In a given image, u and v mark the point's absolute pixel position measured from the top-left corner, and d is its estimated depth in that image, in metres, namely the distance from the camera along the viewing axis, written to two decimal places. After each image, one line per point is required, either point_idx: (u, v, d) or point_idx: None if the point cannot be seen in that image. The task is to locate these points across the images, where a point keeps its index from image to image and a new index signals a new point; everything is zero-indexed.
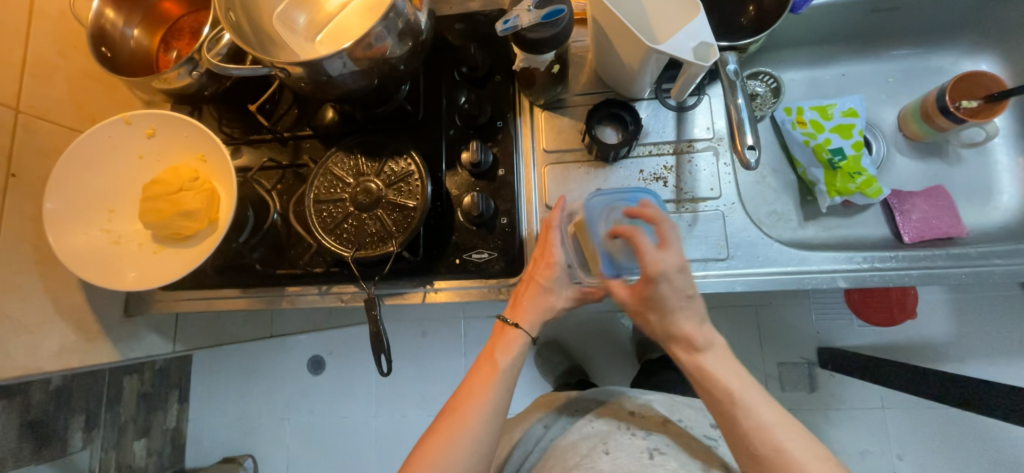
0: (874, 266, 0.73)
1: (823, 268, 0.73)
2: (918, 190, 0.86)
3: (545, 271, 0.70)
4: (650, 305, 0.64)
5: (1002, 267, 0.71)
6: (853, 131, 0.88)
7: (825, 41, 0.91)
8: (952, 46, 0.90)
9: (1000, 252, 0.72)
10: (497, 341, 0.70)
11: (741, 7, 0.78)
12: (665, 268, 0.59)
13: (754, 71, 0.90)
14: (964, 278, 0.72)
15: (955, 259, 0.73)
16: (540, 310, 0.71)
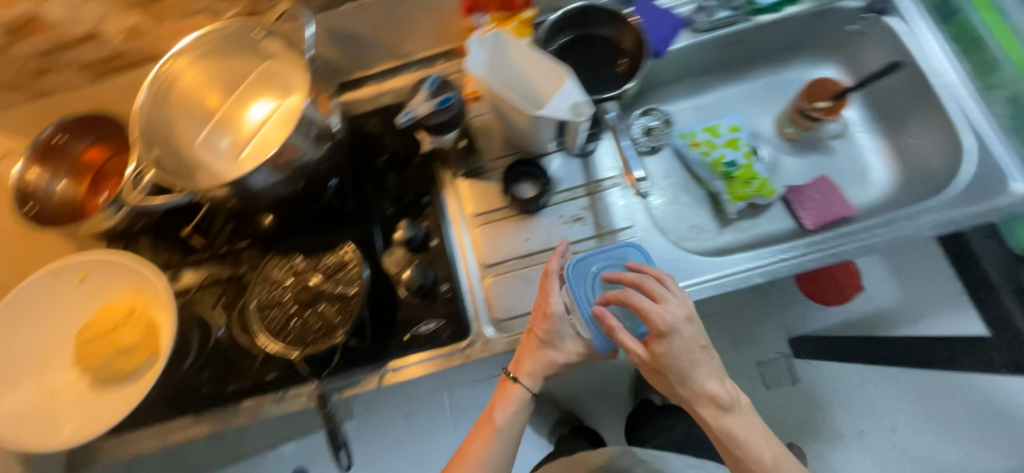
0: (781, 257, 0.80)
1: (737, 268, 0.80)
2: (807, 183, 0.97)
3: (542, 325, 0.74)
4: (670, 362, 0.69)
5: (882, 237, 0.79)
6: (740, 143, 1.00)
7: (698, 74, 1.04)
8: (798, 60, 1.03)
9: (877, 223, 0.81)
10: (498, 398, 0.78)
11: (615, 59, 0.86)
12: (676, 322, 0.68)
13: (645, 109, 1.04)
14: (855, 252, 0.80)
15: (840, 238, 0.81)
16: (543, 365, 0.75)
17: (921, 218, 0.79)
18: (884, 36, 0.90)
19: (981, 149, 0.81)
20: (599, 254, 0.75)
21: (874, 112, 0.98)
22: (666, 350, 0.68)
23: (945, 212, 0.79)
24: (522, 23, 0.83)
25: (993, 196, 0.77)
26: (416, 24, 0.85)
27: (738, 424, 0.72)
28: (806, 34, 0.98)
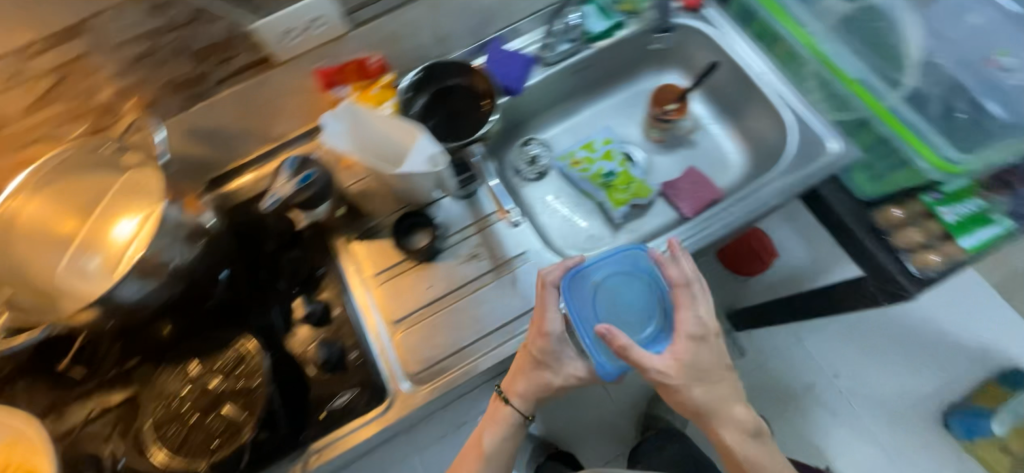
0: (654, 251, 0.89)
1: None
2: (679, 176, 1.07)
3: (540, 342, 0.75)
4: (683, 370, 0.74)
5: (736, 215, 0.88)
6: (614, 154, 1.10)
7: (564, 100, 1.13)
8: (647, 72, 1.15)
9: (732, 202, 0.89)
10: (488, 421, 0.82)
11: (477, 103, 0.91)
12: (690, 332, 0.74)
13: (524, 140, 1.12)
14: (718, 233, 0.88)
15: (705, 221, 0.90)
16: (535, 385, 0.78)
17: (761, 189, 0.90)
18: (706, 41, 1.02)
19: (800, 123, 0.94)
20: (607, 266, 0.76)
21: (718, 105, 1.10)
22: (677, 359, 0.73)
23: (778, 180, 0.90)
24: (382, 88, 0.89)
25: (818, 161, 0.89)
26: (281, 107, 0.87)
27: (742, 429, 0.78)
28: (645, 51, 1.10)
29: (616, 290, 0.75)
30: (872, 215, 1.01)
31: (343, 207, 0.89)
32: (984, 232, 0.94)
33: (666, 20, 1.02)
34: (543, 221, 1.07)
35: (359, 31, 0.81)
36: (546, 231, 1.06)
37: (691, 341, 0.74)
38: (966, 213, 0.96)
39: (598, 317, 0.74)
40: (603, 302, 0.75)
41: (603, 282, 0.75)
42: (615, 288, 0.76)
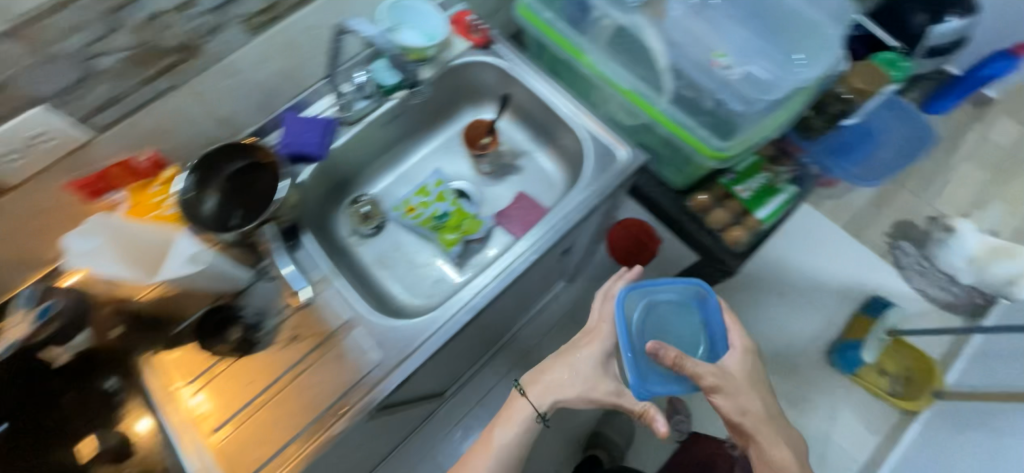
0: (475, 288, 0.88)
1: (446, 312, 0.86)
2: (510, 203, 1.10)
3: (585, 343, 0.90)
4: (729, 384, 0.83)
5: (545, 237, 0.91)
6: (445, 194, 1.11)
7: (387, 152, 1.14)
8: (465, 110, 1.18)
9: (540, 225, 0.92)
10: (505, 419, 0.89)
11: (270, 177, 0.88)
12: (740, 352, 0.86)
13: (352, 199, 1.10)
14: (532, 256, 0.90)
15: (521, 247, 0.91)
16: (562, 387, 0.87)
17: (567, 204, 0.93)
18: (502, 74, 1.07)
19: (593, 136, 0.99)
20: (664, 293, 0.93)
21: (533, 130, 1.14)
22: (727, 375, 0.83)
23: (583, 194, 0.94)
24: (163, 185, 0.85)
25: (611, 173, 0.94)
26: (40, 228, 0.79)
27: (778, 439, 0.84)
28: (455, 93, 1.13)
29: (666, 315, 0.93)
30: (687, 202, 1.09)
31: (121, 322, 0.82)
32: (773, 202, 1.05)
33: (459, 61, 1.06)
34: (386, 276, 1.05)
35: (107, 135, 0.76)
36: (389, 286, 1.04)
37: (743, 359, 0.85)
38: (758, 187, 1.06)
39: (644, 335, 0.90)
40: (650, 326, 0.92)
41: (657, 309, 0.93)
42: (669, 314, 0.93)
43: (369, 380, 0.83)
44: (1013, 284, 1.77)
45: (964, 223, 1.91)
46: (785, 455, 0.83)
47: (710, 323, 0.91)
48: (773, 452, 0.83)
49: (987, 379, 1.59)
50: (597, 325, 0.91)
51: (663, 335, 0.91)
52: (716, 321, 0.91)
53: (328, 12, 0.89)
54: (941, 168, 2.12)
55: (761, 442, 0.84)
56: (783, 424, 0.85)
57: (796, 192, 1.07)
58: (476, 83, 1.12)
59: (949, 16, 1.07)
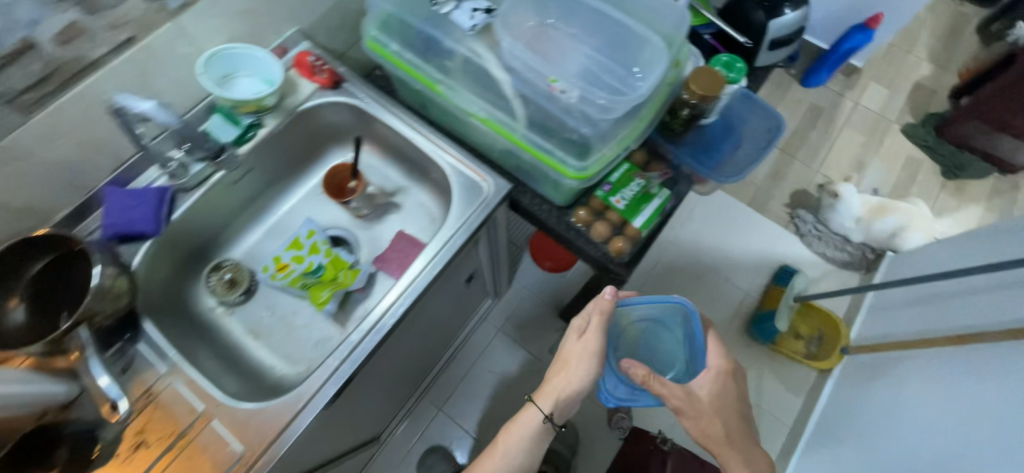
0: (343, 352, 0.83)
1: (312, 383, 0.81)
2: (389, 244, 1.04)
3: (569, 355, 1.00)
4: (697, 410, 0.93)
5: (414, 283, 0.89)
6: (319, 245, 1.03)
7: (248, 208, 1.05)
8: (332, 151, 1.12)
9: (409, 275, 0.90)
10: (516, 420, 1.01)
11: (83, 267, 0.78)
12: (712, 382, 0.94)
13: (213, 264, 0.99)
14: (402, 307, 0.87)
15: (391, 299, 0.88)
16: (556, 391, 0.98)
17: (431, 249, 0.92)
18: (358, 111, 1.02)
19: (455, 169, 0.97)
20: (653, 309, 1.03)
21: (406, 165, 1.09)
22: (698, 401, 0.93)
23: (444, 236, 0.93)
24: None
25: (477, 209, 0.93)
26: None
27: (738, 455, 0.95)
28: (315, 136, 1.06)
29: (649, 332, 1.04)
30: (569, 218, 1.08)
31: None
32: (649, 207, 1.05)
33: (307, 105, 0.99)
34: (260, 348, 0.97)
35: None
36: (264, 355, 0.97)
37: (716, 387, 0.94)
38: (633, 195, 1.06)
39: (621, 350, 1.04)
40: (638, 338, 1.04)
41: (646, 322, 1.04)
42: (658, 331, 1.04)
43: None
44: (896, 236, 1.93)
45: (845, 187, 1.96)
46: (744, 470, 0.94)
47: (692, 339, 0.99)
48: (733, 463, 0.94)
49: (881, 329, 1.71)
50: (585, 342, 0.98)
51: (646, 350, 1.03)
52: (697, 339, 0.98)
53: (131, 73, 0.79)
54: (824, 136, 2.28)
55: (724, 456, 0.95)
56: (743, 442, 0.95)
57: (671, 192, 1.07)
58: (336, 124, 1.06)
59: (787, 7, 1.17)
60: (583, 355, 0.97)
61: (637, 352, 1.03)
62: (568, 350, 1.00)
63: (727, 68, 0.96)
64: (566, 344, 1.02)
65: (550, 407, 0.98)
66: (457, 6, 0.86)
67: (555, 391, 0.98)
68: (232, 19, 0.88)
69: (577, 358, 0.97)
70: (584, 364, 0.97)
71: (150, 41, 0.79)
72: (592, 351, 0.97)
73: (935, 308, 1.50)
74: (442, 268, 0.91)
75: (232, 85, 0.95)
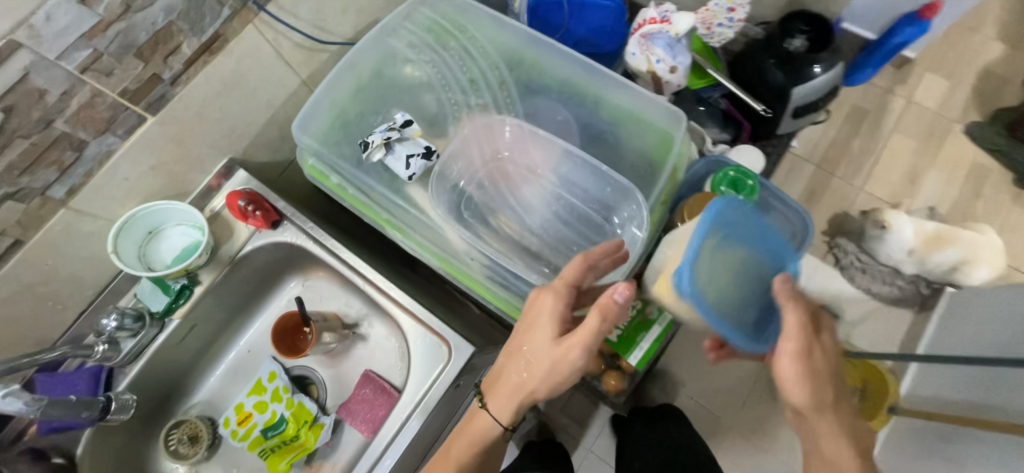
0: None
1: None
2: (355, 390, 0.93)
3: (531, 347, 0.65)
4: (817, 371, 0.63)
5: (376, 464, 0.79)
6: (280, 394, 0.93)
7: (205, 355, 0.95)
8: (286, 278, 0.99)
9: (373, 453, 0.80)
10: (472, 426, 0.71)
11: None
12: (829, 334, 0.65)
13: (172, 422, 0.90)
14: None
15: None
16: (513, 395, 0.67)
17: (392, 420, 0.81)
18: (299, 243, 0.89)
19: (413, 322, 0.84)
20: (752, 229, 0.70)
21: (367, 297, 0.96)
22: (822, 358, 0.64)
23: (407, 408, 0.81)
24: None
25: (443, 373, 0.80)
26: None
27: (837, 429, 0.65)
28: (268, 270, 0.95)
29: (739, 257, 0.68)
30: None
31: None
32: (648, 338, 0.87)
33: (244, 252, 0.88)
34: None
35: None
36: None
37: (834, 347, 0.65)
38: (631, 321, 0.87)
39: (711, 252, 0.66)
40: (722, 264, 0.67)
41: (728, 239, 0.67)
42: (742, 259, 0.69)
43: None
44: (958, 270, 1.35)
45: (896, 212, 1.37)
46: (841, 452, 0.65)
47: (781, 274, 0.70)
48: (828, 441, 0.65)
49: (934, 389, 1.27)
50: (565, 353, 0.62)
51: (731, 275, 0.67)
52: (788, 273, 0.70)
53: (31, 269, 0.70)
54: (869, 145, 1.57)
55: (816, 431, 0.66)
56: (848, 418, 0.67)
57: (672, 317, 0.88)
58: (283, 254, 0.93)
59: (818, 64, 0.93)
60: (558, 363, 0.63)
61: (723, 281, 0.67)
62: (530, 347, 0.65)
63: (735, 187, 0.78)
64: (529, 337, 0.66)
65: (509, 416, 0.68)
66: (389, 151, 0.71)
67: (516, 397, 0.67)
68: (141, 177, 0.77)
69: (549, 373, 0.63)
70: (555, 378, 0.63)
71: (42, 236, 0.69)
72: (575, 365, 0.62)
73: (1001, 394, 1.03)
74: (405, 448, 0.79)
75: (160, 240, 0.83)
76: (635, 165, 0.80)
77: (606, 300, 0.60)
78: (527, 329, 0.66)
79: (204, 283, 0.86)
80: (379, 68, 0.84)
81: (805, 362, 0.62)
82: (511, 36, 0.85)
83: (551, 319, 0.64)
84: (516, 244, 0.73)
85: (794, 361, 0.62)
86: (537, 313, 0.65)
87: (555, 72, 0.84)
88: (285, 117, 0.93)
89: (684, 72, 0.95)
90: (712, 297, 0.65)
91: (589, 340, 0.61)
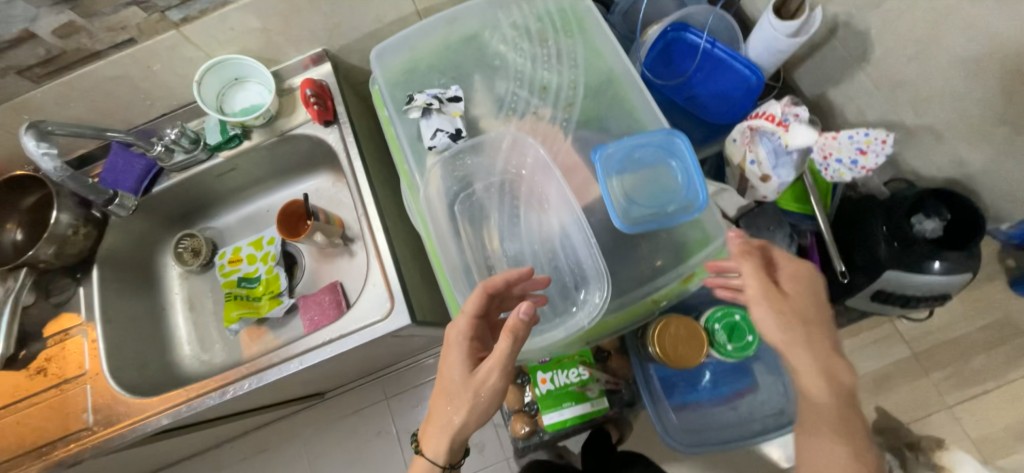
0: (218, 388, 0.88)
1: (191, 399, 0.89)
2: (322, 289, 0.99)
3: (456, 385, 0.65)
4: (786, 313, 0.61)
5: (294, 357, 0.87)
6: (269, 257, 1.05)
7: (239, 194, 1.10)
8: (325, 169, 1.08)
9: (299, 347, 0.88)
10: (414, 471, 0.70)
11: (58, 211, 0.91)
12: (792, 277, 0.63)
13: (182, 233, 1.06)
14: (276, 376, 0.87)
15: (274, 360, 0.88)
16: (444, 438, 0.67)
17: (325, 332, 0.88)
18: (339, 147, 0.96)
19: (381, 270, 0.87)
20: (683, 155, 0.67)
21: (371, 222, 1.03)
22: (788, 300, 0.62)
23: (336, 332, 0.87)
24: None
25: (376, 325, 0.85)
26: None
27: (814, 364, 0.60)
28: (313, 157, 1.04)
29: (659, 173, 0.67)
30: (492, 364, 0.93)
31: None
32: (572, 409, 0.83)
33: (294, 132, 0.97)
34: (187, 320, 1.08)
35: None
36: (187, 325, 1.07)
37: (802, 286, 0.63)
38: (564, 384, 0.84)
39: (629, 155, 0.68)
40: (639, 173, 0.68)
41: (653, 154, 0.67)
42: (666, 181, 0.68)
43: (80, 430, 0.89)
44: None
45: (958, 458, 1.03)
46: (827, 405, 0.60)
47: (693, 206, 0.65)
48: (812, 388, 0.60)
49: None
50: (483, 377, 0.63)
51: (641, 180, 0.67)
52: (698, 205, 0.65)
53: (136, 66, 0.84)
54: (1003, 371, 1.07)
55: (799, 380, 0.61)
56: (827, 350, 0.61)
57: (608, 405, 0.85)
58: (326, 151, 1.01)
59: (941, 261, 0.73)
60: (478, 392, 0.64)
61: (639, 192, 0.67)
62: (451, 379, 0.66)
63: (729, 334, 0.76)
64: (448, 369, 0.67)
65: (445, 456, 0.68)
66: (425, 116, 0.75)
67: (447, 434, 0.66)
68: (245, 33, 0.86)
69: (471, 401, 0.63)
70: (479, 406, 0.64)
71: (151, 44, 0.81)
72: (495, 385, 0.63)
73: None
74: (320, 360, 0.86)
75: (239, 89, 0.95)
76: (647, 252, 0.71)
77: (512, 320, 0.61)
78: (446, 363, 0.66)
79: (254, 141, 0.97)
80: (475, 33, 0.83)
81: (766, 300, 0.62)
82: (612, 63, 0.80)
83: (465, 346, 0.66)
84: (482, 260, 0.72)
85: (758, 302, 0.63)
86: (449, 344, 0.67)
87: (630, 118, 0.77)
88: (388, 34, 0.96)
89: (779, 187, 0.83)
90: (619, 197, 0.66)
91: (501, 362, 0.62)
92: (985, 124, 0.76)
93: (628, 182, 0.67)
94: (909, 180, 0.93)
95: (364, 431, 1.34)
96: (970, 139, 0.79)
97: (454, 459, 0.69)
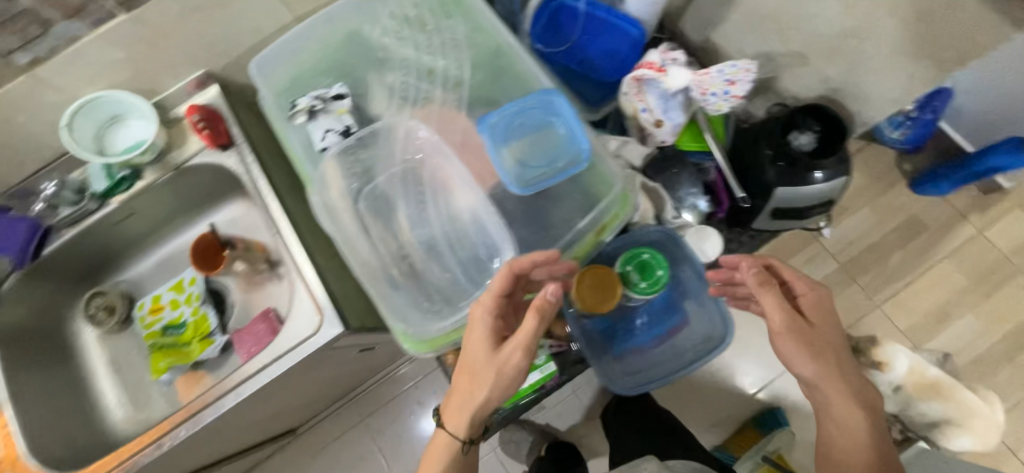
0: (156, 440, 0.84)
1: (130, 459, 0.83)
2: (255, 317, 0.95)
3: (480, 363, 0.64)
4: (813, 340, 0.69)
5: (231, 392, 0.83)
6: (193, 299, 1.00)
7: (147, 238, 1.03)
8: (236, 196, 1.03)
9: (235, 381, 0.84)
10: (433, 452, 0.69)
11: None
12: (813, 307, 0.71)
13: (91, 292, 0.99)
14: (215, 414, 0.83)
15: (211, 400, 0.84)
16: (467, 414, 0.65)
17: (261, 360, 0.85)
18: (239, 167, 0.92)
19: (305, 283, 0.85)
20: (564, 113, 0.70)
21: None
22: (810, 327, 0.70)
23: (270, 354, 0.85)
24: None
25: (311, 338, 0.83)
26: None
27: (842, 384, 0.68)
28: (219, 185, 1.00)
29: (546, 134, 0.71)
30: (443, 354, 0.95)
31: None
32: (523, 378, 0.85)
33: (191, 162, 0.93)
34: (113, 382, 1.00)
35: None
36: (115, 387, 1.00)
37: (820, 313, 0.71)
38: None
39: (514, 121, 0.71)
40: (528, 137, 0.71)
41: (537, 117, 0.71)
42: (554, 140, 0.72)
43: None
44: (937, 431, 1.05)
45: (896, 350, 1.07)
46: (855, 421, 0.68)
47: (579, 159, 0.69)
48: (838, 407, 0.68)
49: None
50: (508, 357, 0.62)
51: (530, 144, 0.70)
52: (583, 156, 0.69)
53: None
54: (908, 264, 1.18)
55: (830, 401, 0.69)
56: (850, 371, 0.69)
57: (557, 368, 0.88)
58: (229, 176, 0.97)
59: (820, 170, 0.81)
60: (502, 370, 0.62)
61: (530, 154, 0.70)
62: (475, 356, 0.64)
63: (641, 272, 0.82)
64: (471, 348, 0.65)
65: (466, 431, 0.66)
66: (311, 119, 0.75)
67: (469, 410, 0.65)
68: (112, 65, 0.81)
69: (495, 381, 0.62)
70: (503, 386, 0.63)
71: (3, 93, 0.74)
72: (520, 365, 0.62)
73: None
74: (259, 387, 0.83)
75: (119, 129, 0.89)
76: (557, 210, 0.74)
77: (540, 303, 0.61)
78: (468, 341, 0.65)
79: (148, 179, 0.91)
80: (354, 30, 0.83)
81: (792, 329, 0.69)
82: (494, 38, 0.81)
83: (489, 325, 0.64)
84: (397, 249, 0.72)
85: (784, 332, 0.69)
86: (473, 323, 0.65)
87: (519, 88, 0.79)
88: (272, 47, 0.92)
89: (674, 129, 0.87)
90: (511, 162, 0.69)
91: (527, 343, 0.61)
92: (839, 40, 0.83)
93: (518, 147, 0.71)
94: (784, 102, 1.01)
95: (340, 457, 1.30)
96: (831, 57, 0.86)
97: (476, 434, 0.68)
